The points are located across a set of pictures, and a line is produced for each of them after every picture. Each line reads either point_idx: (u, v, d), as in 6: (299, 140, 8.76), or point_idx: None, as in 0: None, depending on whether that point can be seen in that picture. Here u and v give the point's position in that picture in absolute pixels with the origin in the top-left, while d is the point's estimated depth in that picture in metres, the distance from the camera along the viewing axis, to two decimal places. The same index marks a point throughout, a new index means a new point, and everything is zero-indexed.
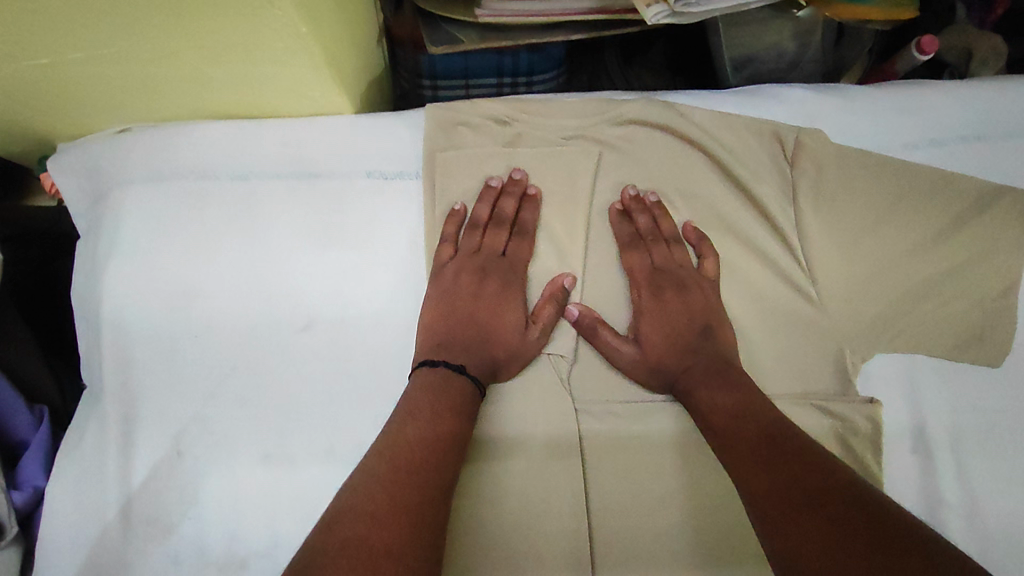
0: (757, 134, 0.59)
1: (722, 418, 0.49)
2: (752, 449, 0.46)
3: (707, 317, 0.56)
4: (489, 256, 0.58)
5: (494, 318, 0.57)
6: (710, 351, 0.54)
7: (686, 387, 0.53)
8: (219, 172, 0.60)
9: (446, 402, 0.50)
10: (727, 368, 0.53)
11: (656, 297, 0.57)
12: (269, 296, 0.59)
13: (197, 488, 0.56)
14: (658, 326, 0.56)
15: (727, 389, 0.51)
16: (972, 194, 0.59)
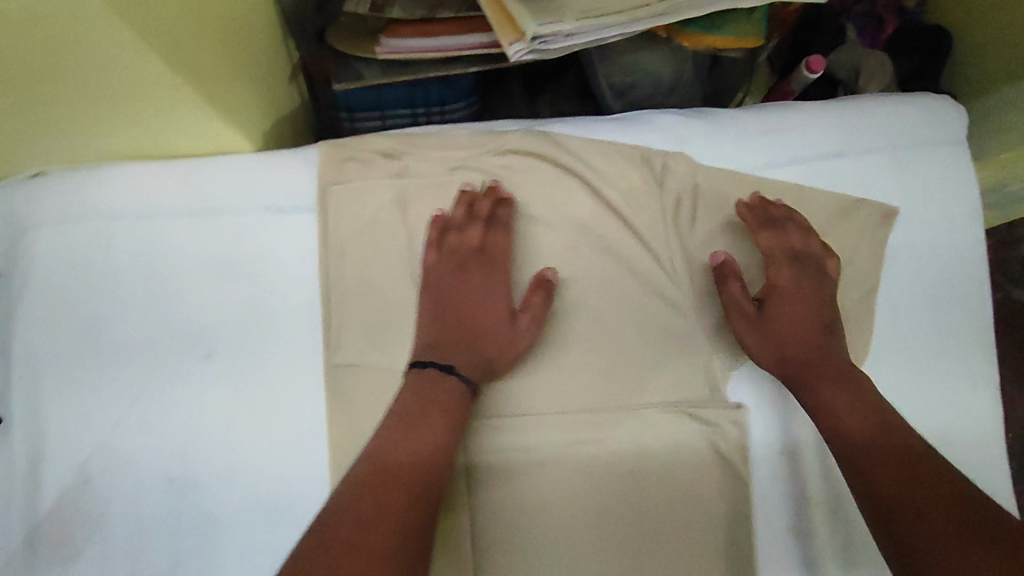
0: (629, 161, 0.64)
1: (854, 419, 0.55)
2: (869, 451, 0.53)
3: (828, 313, 0.61)
4: (467, 252, 0.61)
5: (489, 324, 0.59)
6: (831, 347, 0.59)
7: (815, 379, 0.58)
8: (123, 213, 0.63)
9: (421, 402, 0.54)
10: (844, 367, 0.58)
11: (794, 279, 0.61)
12: (173, 329, 0.61)
13: (102, 515, 0.58)
14: (796, 305, 0.61)
15: (859, 400, 0.56)
16: (825, 214, 0.66)
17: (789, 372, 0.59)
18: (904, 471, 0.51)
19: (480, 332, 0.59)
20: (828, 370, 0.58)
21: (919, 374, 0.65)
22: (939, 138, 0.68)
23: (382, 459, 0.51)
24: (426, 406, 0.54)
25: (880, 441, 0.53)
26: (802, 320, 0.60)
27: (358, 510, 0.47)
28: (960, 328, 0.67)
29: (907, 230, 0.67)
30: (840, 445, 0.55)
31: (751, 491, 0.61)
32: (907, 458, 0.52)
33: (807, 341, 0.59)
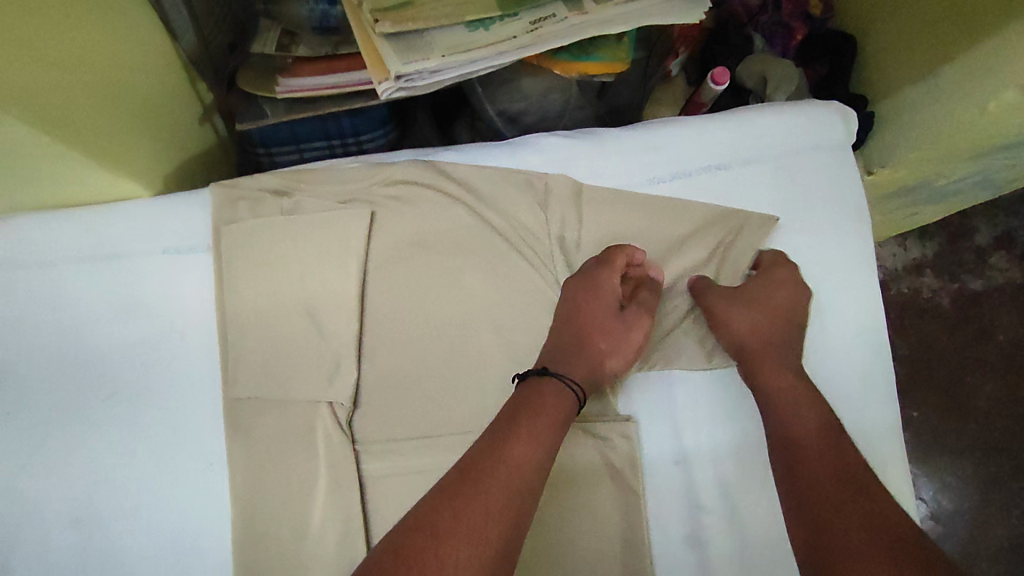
0: (514, 186, 0.66)
1: (808, 420, 0.56)
2: (808, 444, 0.54)
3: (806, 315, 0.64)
4: (587, 277, 0.63)
5: (615, 335, 0.62)
6: (795, 346, 0.63)
7: (766, 368, 0.60)
8: (26, 260, 0.65)
9: (546, 413, 0.54)
10: (799, 367, 0.61)
11: (772, 279, 0.65)
12: (78, 371, 0.63)
13: (11, 558, 0.60)
14: (766, 295, 0.64)
15: (807, 399, 0.57)
16: (710, 224, 0.67)
17: (747, 356, 0.62)
18: (842, 464, 0.52)
19: (609, 345, 0.61)
20: (780, 362, 0.61)
21: (817, 377, 0.66)
22: (821, 140, 0.70)
23: (510, 470, 0.49)
24: (525, 414, 0.54)
25: (827, 438, 0.54)
26: (768, 313, 0.63)
27: (472, 516, 0.45)
28: (856, 329, 0.68)
29: (792, 236, 0.68)
30: (785, 433, 0.56)
31: (646, 503, 0.62)
32: (850, 466, 0.52)
33: (761, 334, 0.62)
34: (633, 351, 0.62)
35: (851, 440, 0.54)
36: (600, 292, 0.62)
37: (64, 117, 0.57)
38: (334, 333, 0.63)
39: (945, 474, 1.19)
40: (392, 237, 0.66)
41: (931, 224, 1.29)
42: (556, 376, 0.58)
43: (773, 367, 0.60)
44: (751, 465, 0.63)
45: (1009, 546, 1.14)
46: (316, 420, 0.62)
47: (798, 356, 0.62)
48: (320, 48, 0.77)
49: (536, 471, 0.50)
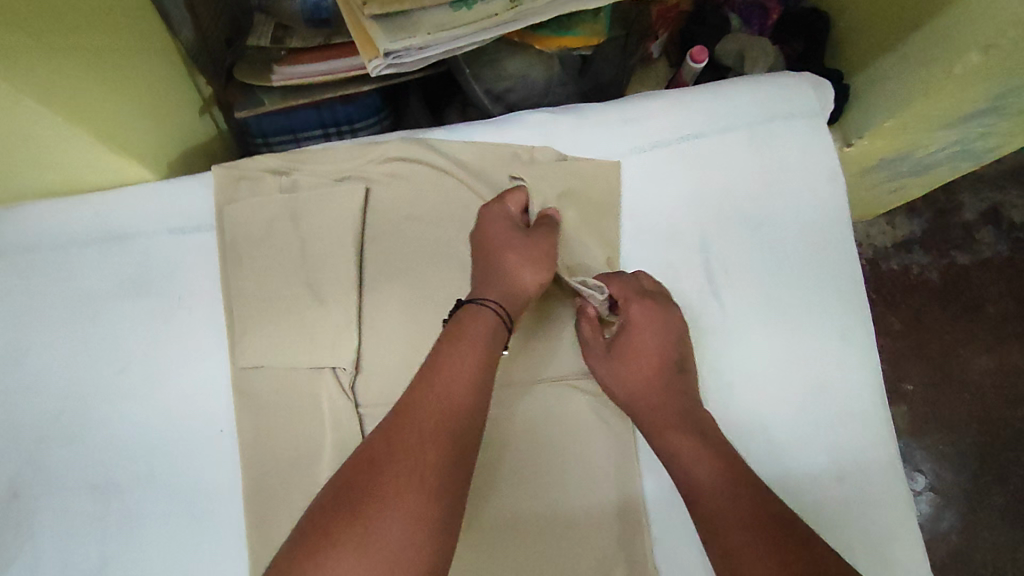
0: (501, 159, 0.70)
1: (706, 467, 0.56)
2: (714, 492, 0.55)
3: (671, 356, 0.63)
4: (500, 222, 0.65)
5: (522, 248, 0.62)
6: (679, 388, 0.62)
7: (663, 431, 0.60)
8: (39, 243, 0.68)
9: (469, 340, 0.56)
10: (693, 415, 0.60)
11: (644, 315, 0.64)
12: (90, 348, 0.66)
13: (32, 525, 0.63)
14: (649, 341, 0.63)
15: (703, 444, 0.58)
16: (691, 189, 0.70)
17: (643, 418, 0.62)
18: (740, 508, 0.53)
19: (520, 258, 0.62)
20: (670, 413, 0.60)
21: (800, 332, 0.69)
22: (792, 109, 0.73)
23: (444, 402, 0.51)
24: (449, 346, 0.55)
25: (732, 480, 0.55)
26: (648, 357, 0.63)
27: (411, 452, 0.47)
28: (835, 286, 0.70)
29: (769, 200, 0.71)
30: (686, 483, 0.57)
31: (636, 454, 0.66)
32: (754, 504, 0.53)
33: (654, 391, 0.62)
34: (547, 261, 0.63)
35: (750, 475, 0.56)
36: (504, 223, 0.64)
37: (74, 103, 0.60)
38: (332, 305, 0.66)
39: (940, 444, 1.21)
40: (387, 210, 0.69)
41: (916, 201, 1.32)
42: (474, 302, 0.59)
43: (668, 421, 0.60)
44: (737, 416, 0.66)
45: (1002, 510, 1.17)
46: (321, 385, 0.65)
47: (687, 400, 0.62)
48: (313, 40, 0.80)
49: (469, 396, 0.52)
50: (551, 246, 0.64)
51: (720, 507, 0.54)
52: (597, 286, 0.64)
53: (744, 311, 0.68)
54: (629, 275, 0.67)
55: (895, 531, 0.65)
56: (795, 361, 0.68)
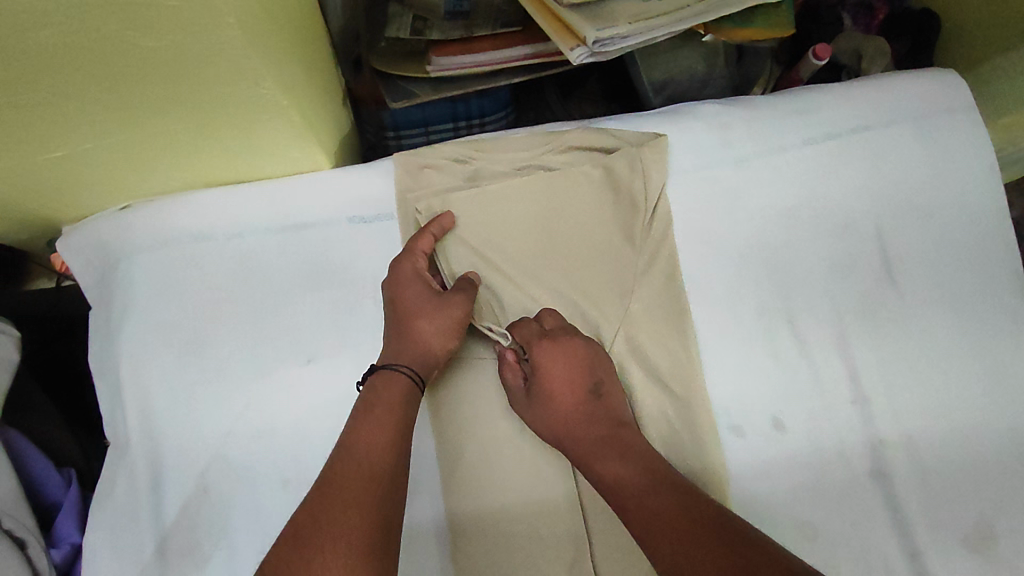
0: (679, 148, 0.70)
1: (625, 475, 0.54)
2: (638, 493, 0.52)
3: (593, 377, 0.61)
4: (407, 278, 0.62)
5: (428, 309, 0.61)
6: (600, 410, 0.59)
7: (582, 456, 0.57)
8: (216, 234, 0.67)
9: (386, 403, 0.56)
10: (613, 434, 0.57)
11: (548, 353, 0.61)
12: (272, 339, 0.65)
13: (223, 522, 0.61)
14: (560, 376, 0.60)
15: (624, 459, 0.55)
16: (865, 178, 0.71)
17: (567, 449, 0.58)
18: (658, 505, 0.51)
19: (424, 319, 0.60)
20: (592, 439, 0.57)
21: (975, 317, 0.69)
22: (953, 102, 0.74)
23: (365, 463, 0.51)
24: (367, 412, 0.55)
25: (653, 481, 0.53)
26: (561, 393, 0.60)
27: (343, 510, 0.47)
28: (1004, 274, 0.71)
29: (936, 190, 0.71)
30: (613, 495, 0.54)
31: (833, 440, 0.65)
32: (676, 495, 0.51)
33: (577, 421, 0.59)
34: (457, 323, 0.61)
35: (669, 475, 0.54)
36: (415, 281, 0.62)
37: (294, 91, 0.58)
38: (518, 296, 0.66)
39: None
40: (572, 198, 0.68)
41: None
42: (388, 367, 0.58)
43: (589, 445, 0.57)
44: (924, 401, 0.67)
45: None
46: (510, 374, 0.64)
47: (607, 422, 0.59)
48: (456, 32, 0.77)
49: (385, 458, 0.52)
50: (467, 308, 0.62)
51: (639, 510, 0.51)
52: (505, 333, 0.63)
53: (923, 298, 0.69)
54: (531, 317, 0.64)
55: None
56: (971, 349, 0.68)
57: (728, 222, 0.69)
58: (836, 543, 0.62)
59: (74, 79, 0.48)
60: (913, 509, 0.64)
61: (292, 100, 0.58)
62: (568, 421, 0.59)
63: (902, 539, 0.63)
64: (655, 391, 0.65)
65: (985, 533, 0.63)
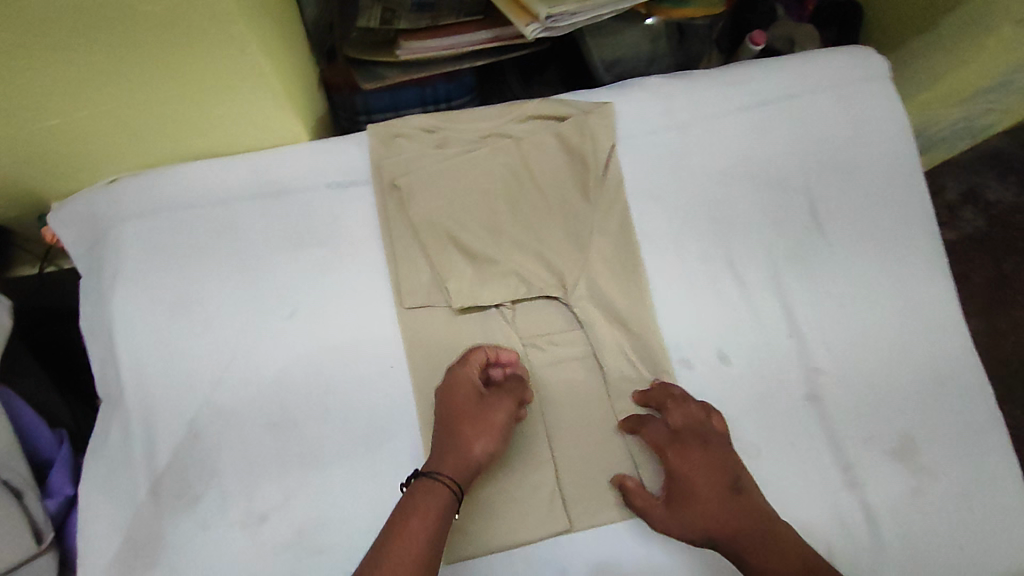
0: (627, 115, 0.77)
1: (786, 565, 0.57)
2: None
3: (732, 473, 0.62)
4: (454, 386, 0.64)
5: (477, 420, 0.62)
6: (750, 503, 0.61)
7: (738, 551, 0.59)
8: (203, 202, 0.72)
9: (424, 511, 0.56)
10: (765, 526, 0.59)
11: (682, 457, 0.63)
12: (258, 294, 0.70)
13: (214, 463, 0.66)
14: (701, 479, 0.61)
15: (780, 556, 0.58)
16: (794, 139, 0.79)
17: (717, 545, 0.60)
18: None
19: (472, 427, 0.61)
20: (745, 535, 0.59)
21: (896, 260, 0.77)
22: (871, 71, 0.82)
23: (393, 571, 0.52)
24: (405, 516, 0.56)
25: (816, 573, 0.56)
26: (708, 497, 0.61)
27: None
28: (921, 222, 0.79)
29: (857, 149, 0.80)
30: None
31: (770, 372, 0.73)
32: None
33: (725, 520, 0.59)
34: (499, 429, 0.62)
35: (823, 565, 0.57)
36: (471, 386, 0.64)
37: (272, 60, 0.65)
38: (487, 250, 0.71)
39: None
40: (531, 162, 0.74)
41: None
42: (431, 476, 0.59)
43: (750, 542, 0.59)
44: (851, 334, 0.75)
45: None
46: (480, 318, 0.71)
47: (758, 515, 0.60)
48: (423, 22, 0.83)
49: (414, 565, 0.53)
50: (509, 410, 0.63)
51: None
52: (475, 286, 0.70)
53: (848, 244, 0.77)
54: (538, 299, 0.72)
55: (987, 427, 0.74)
56: (893, 286, 0.76)
57: (673, 180, 0.76)
58: (774, 458, 0.71)
59: (64, 40, 0.54)
60: (842, 426, 0.72)
61: (270, 66, 0.65)
62: (717, 520, 0.60)
63: (833, 452, 0.72)
64: (611, 329, 0.72)
65: (907, 445, 0.72)
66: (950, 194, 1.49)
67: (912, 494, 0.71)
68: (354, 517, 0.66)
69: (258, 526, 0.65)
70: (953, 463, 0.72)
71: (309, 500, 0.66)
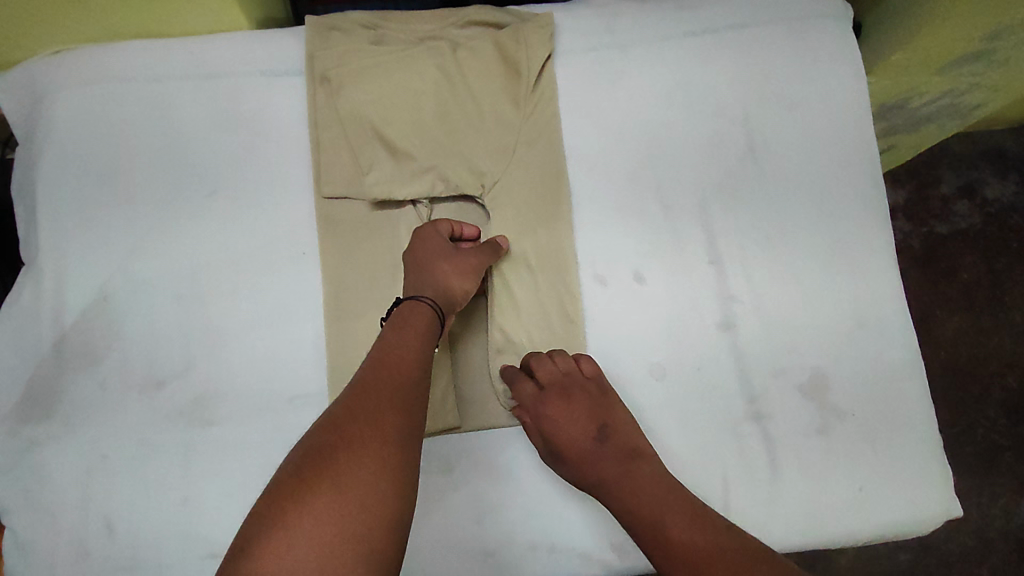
0: (570, 31, 0.76)
1: (630, 492, 0.61)
2: (648, 509, 0.59)
3: (600, 419, 0.66)
4: (437, 242, 0.68)
5: (443, 254, 0.67)
6: (613, 447, 0.64)
7: (599, 491, 0.63)
8: (136, 78, 0.72)
9: (410, 333, 0.61)
10: (625, 464, 0.63)
11: (556, 404, 0.66)
12: (180, 171, 0.71)
13: (121, 328, 0.67)
14: (571, 425, 0.65)
15: (636, 489, 0.61)
16: (738, 70, 0.77)
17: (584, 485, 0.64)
18: (668, 522, 0.58)
19: (446, 268, 0.66)
20: (605, 477, 0.63)
21: (827, 199, 0.76)
22: (827, 11, 0.79)
23: (391, 367, 0.56)
24: (389, 358, 0.57)
25: (662, 499, 0.60)
26: (573, 439, 0.65)
27: (345, 474, 0.48)
28: (860, 164, 0.77)
29: (804, 86, 0.78)
30: (631, 522, 0.60)
31: (686, 295, 0.72)
32: (679, 502, 0.59)
33: (587, 460, 0.64)
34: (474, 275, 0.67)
35: (677, 490, 0.61)
36: (437, 235, 0.68)
37: None
38: (409, 146, 0.71)
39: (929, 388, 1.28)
40: (466, 65, 0.73)
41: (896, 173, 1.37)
42: (409, 305, 0.63)
43: (607, 479, 0.63)
44: (771, 268, 0.74)
45: (974, 462, 1.25)
46: (396, 216, 0.72)
47: (621, 455, 0.64)
48: None
49: (410, 364, 0.57)
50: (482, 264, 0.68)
51: (650, 523, 0.58)
52: (400, 185, 0.71)
53: (782, 178, 0.76)
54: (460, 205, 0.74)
55: (902, 371, 0.73)
56: (821, 224, 0.75)
57: (608, 100, 0.75)
58: (680, 382, 0.71)
59: None
60: (752, 355, 0.72)
61: None
62: (582, 461, 0.64)
63: (741, 380, 0.71)
64: (524, 239, 0.72)
65: (818, 381, 0.72)
66: (948, 187, 1.36)
67: (817, 431, 0.71)
68: (253, 392, 0.67)
69: (157, 391, 0.66)
70: (862, 404, 0.72)
71: (206, 371, 0.67)
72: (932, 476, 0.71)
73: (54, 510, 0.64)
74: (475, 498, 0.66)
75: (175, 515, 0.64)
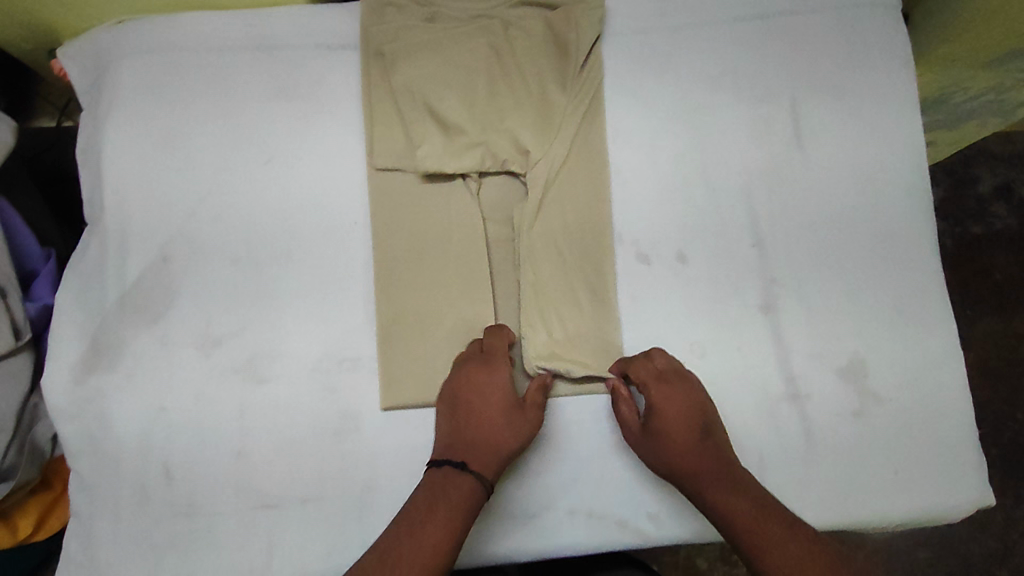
0: (620, 12, 0.77)
1: (729, 495, 0.63)
2: (748, 515, 0.61)
3: (705, 416, 0.66)
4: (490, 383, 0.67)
5: (492, 385, 0.67)
6: (715, 447, 0.65)
7: (694, 488, 0.64)
8: (197, 48, 0.74)
9: (458, 502, 0.62)
10: (727, 466, 0.64)
11: (665, 397, 0.66)
12: (238, 139, 0.73)
13: (179, 288, 0.70)
14: (677, 419, 0.66)
15: (736, 492, 0.63)
16: (785, 55, 0.78)
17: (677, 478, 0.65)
18: (767, 531, 0.60)
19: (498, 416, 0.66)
20: (705, 473, 0.64)
21: (872, 186, 0.76)
22: None
23: (443, 488, 0.63)
24: (443, 481, 0.63)
25: (758, 507, 0.62)
26: (677, 433, 0.65)
27: None
28: (906, 153, 0.77)
29: (852, 73, 0.78)
30: (726, 522, 0.62)
31: (728, 277, 0.73)
32: (774, 512, 0.61)
33: (690, 456, 0.64)
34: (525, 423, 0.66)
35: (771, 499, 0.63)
36: (489, 374, 0.67)
37: None
38: (461, 121, 0.73)
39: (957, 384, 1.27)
40: (517, 45, 0.75)
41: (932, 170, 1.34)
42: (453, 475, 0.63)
43: (705, 478, 0.64)
44: (812, 252, 0.74)
45: (999, 462, 1.24)
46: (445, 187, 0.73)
47: (719, 455, 0.65)
48: None
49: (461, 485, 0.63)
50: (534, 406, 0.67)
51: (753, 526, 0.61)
52: (449, 157, 0.72)
53: (828, 163, 0.76)
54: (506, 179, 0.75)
55: (941, 359, 0.73)
56: (865, 211, 0.75)
57: (656, 82, 0.76)
58: (719, 361, 0.72)
59: None
60: (791, 337, 0.73)
61: None
62: (683, 454, 0.64)
63: (780, 361, 0.72)
64: (570, 213, 0.73)
65: (856, 365, 0.72)
66: (986, 184, 1.33)
67: (853, 414, 0.71)
68: (304, 354, 0.69)
69: (213, 349, 0.69)
70: (900, 390, 0.72)
71: (259, 332, 0.70)
72: (967, 464, 0.71)
73: (115, 457, 0.68)
74: (515, 463, 0.68)
75: (228, 467, 0.67)
